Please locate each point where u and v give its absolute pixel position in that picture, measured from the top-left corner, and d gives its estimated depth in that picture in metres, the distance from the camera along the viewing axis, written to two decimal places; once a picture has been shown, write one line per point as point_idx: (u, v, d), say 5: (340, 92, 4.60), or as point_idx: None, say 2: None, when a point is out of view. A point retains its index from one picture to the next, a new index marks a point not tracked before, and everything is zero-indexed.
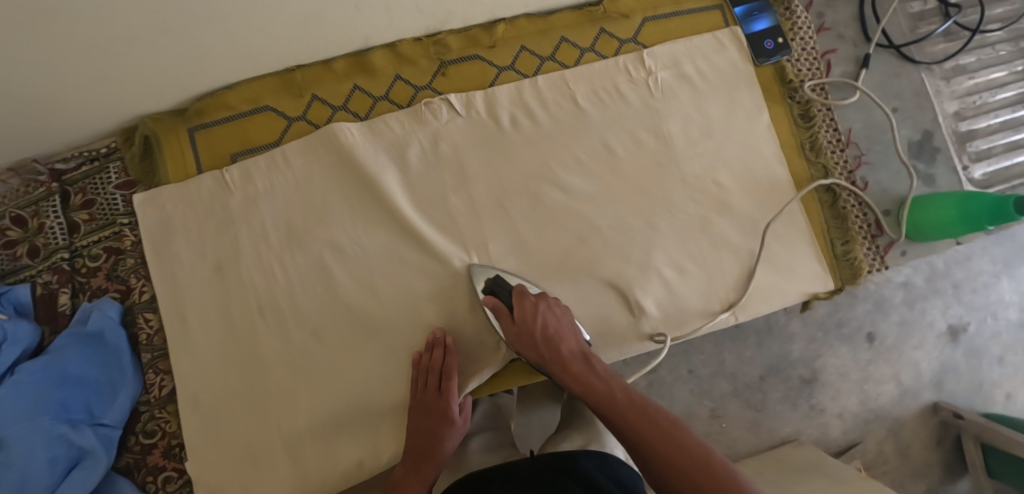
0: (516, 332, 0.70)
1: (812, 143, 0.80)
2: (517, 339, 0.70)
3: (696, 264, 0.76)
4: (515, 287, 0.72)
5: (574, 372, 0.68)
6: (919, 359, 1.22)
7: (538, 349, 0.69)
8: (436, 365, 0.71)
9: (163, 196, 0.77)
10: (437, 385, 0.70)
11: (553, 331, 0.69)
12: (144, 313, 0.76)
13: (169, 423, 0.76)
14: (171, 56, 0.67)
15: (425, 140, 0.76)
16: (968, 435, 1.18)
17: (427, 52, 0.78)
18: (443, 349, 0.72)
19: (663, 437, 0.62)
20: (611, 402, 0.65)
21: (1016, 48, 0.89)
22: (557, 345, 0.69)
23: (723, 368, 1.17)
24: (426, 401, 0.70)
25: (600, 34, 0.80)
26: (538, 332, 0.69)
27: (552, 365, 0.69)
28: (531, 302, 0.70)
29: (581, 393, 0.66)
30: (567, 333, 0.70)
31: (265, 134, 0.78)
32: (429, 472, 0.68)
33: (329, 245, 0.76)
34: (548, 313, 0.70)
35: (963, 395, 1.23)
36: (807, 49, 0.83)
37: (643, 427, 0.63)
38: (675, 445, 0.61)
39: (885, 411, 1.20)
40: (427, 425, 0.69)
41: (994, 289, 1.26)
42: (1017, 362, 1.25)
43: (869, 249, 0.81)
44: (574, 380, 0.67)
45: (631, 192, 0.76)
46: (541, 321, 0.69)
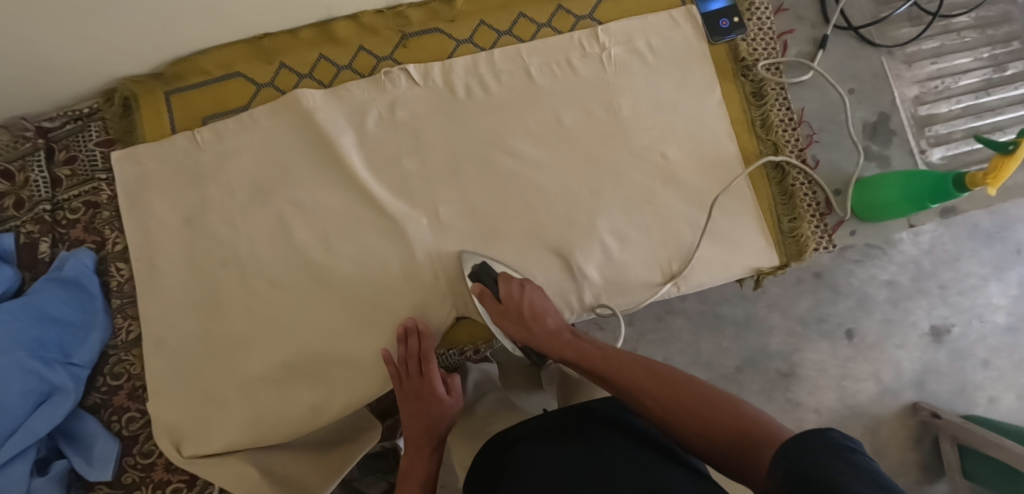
0: (503, 310, 0.73)
1: (762, 121, 0.82)
2: (505, 317, 0.73)
3: (639, 234, 0.78)
4: (499, 272, 0.75)
5: (565, 344, 0.70)
6: (901, 359, 1.22)
7: (527, 324, 0.72)
8: (414, 353, 0.73)
9: (140, 153, 0.81)
10: (419, 370, 0.73)
11: (539, 307, 0.72)
12: (117, 262, 0.81)
13: (134, 365, 0.81)
14: (145, 24, 0.72)
15: (382, 107, 0.80)
16: (946, 435, 1.17)
17: (388, 24, 0.82)
18: (419, 335, 0.75)
19: (658, 383, 0.61)
20: (604, 361, 0.66)
21: (982, 35, 0.89)
22: (545, 319, 0.72)
23: (699, 357, 1.21)
24: (417, 389, 0.73)
25: (557, 10, 0.83)
26: (526, 308, 0.72)
27: (541, 337, 0.71)
28: (517, 283, 0.73)
29: (577, 361, 0.69)
30: (552, 311, 0.73)
31: (235, 98, 0.83)
32: (432, 457, 0.72)
33: (290, 202, 0.79)
34: (533, 291, 0.73)
35: (945, 397, 1.22)
36: (764, 30, 0.84)
37: (636, 377, 0.63)
38: (671, 389, 0.60)
39: (862, 409, 1.21)
40: (420, 409, 0.72)
41: (983, 291, 1.24)
42: (1003, 367, 1.24)
43: (817, 227, 0.82)
44: (569, 351, 0.69)
45: (580, 160, 0.79)
46: (527, 299, 0.72)
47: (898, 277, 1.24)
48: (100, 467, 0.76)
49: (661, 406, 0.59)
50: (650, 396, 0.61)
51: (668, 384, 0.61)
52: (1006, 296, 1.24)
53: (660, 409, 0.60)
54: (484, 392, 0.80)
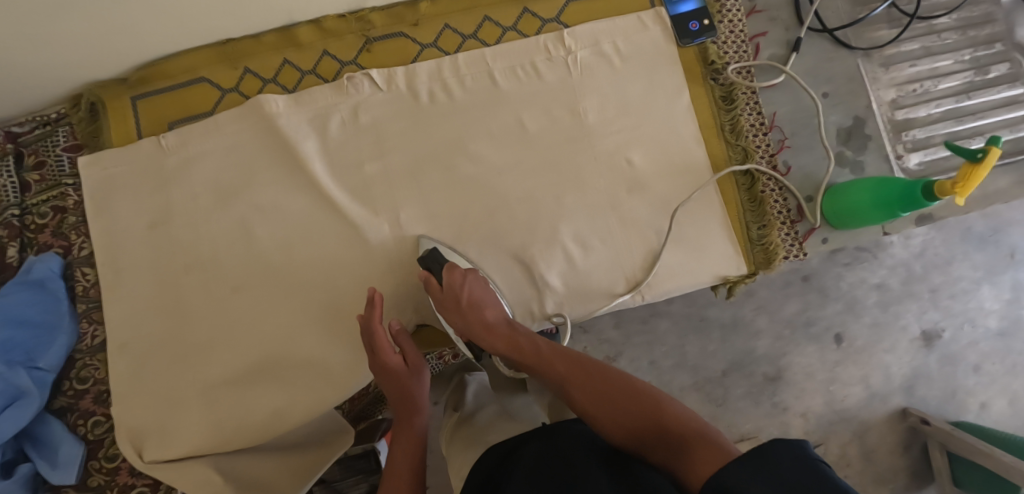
0: (442, 298, 0.71)
1: (732, 126, 0.81)
2: (443, 305, 0.71)
3: (601, 239, 0.78)
4: (446, 261, 0.73)
5: (501, 338, 0.68)
6: (890, 363, 1.19)
7: (465, 316, 0.69)
8: (366, 323, 0.71)
9: (105, 157, 0.81)
10: (370, 345, 0.72)
11: (478, 298, 0.70)
12: (82, 268, 0.82)
13: (99, 370, 0.81)
14: (106, 30, 0.71)
15: (346, 112, 0.80)
16: (935, 442, 1.14)
17: (352, 28, 0.81)
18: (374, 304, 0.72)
19: (592, 378, 0.63)
20: (538, 354, 0.67)
21: (963, 36, 0.87)
22: (481, 312, 0.69)
23: (684, 361, 1.17)
24: (381, 362, 0.72)
25: (523, 13, 0.82)
26: (464, 298, 0.70)
27: (475, 327, 0.69)
28: (459, 272, 0.71)
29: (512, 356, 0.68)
30: (491, 302, 0.71)
31: (200, 103, 0.82)
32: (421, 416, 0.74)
33: (251, 208, 0.79)
34: (472, 282, 0.71)
35: (935, 402, 1.19)
36: (735, 32, 0.83)
37: (571, 372, 0.64)
38: (604, 385, 0.62)
39: (850, 414, 1.18)
40: (391, 383, 0.73)
41: (974, 295, 1.21)
42: (994, 372, 1.21)
43: (787, 234, 0.81)
44: (504, 344, 0.68)
45: (542, 165, 0.79)
46: (466, 290, 0.70)
47: (888, 280, 1.20)
48: (64, 471, 0.76)
49: (594, 401, 0.61)
50: (583, 392, 0.62)
51: (601, 379, 0.63)
52: (998, 301, 1.21)
53: (591, 403, 0.61)
54: (484, 402, 0.86)
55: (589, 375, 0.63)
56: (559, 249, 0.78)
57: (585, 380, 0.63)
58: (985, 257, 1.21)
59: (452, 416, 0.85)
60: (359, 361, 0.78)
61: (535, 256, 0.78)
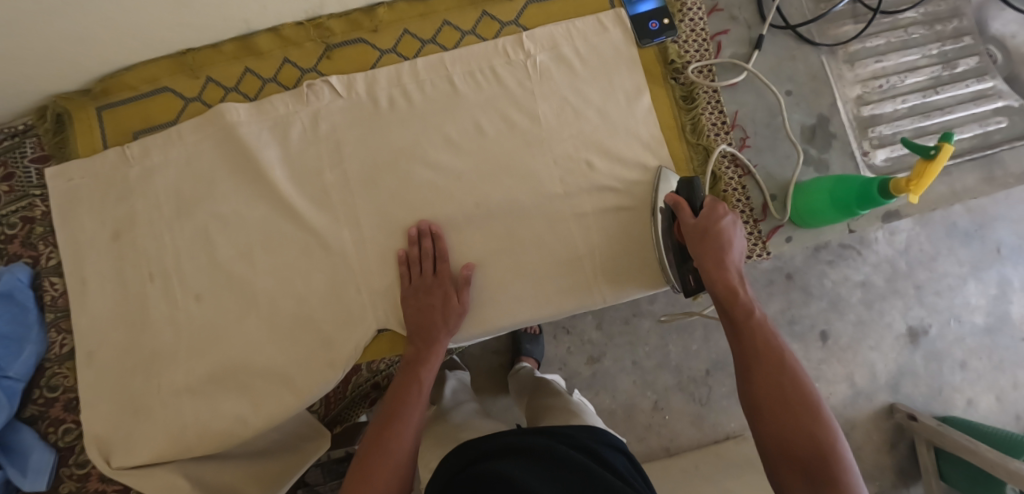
0: (693, 226, 0.69)
1: (693, 125, 0.80)
2: (692, 228, 0.69)
3: (562, 243, 0.78)
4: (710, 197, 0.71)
5: (729, 276, 0.66)
6: (875, 361, 1.18)
7: (705, 248, 0.67)
8: (429, 252, 0.76)
9: (72, 169, 0.82)
10: (432, 268, 0.76)
11: (726, 237, 0.68)
12: (51, 277, 0.83)
13: (68, 378, 0.82)
14: (64, 44, 0.73)
15: (306, 119, 0.80)
16: (922, 439, 1.13)
17: (311, 35, 0.82)
18: (433, 236, 0.77)
19: (780, 368, 0.59)
20: (745, 315, 0.63)
21: (929, 31, 0.86)
22: (724, 248, 0.67)
23: (668, 361, 1.15)
24: (440, 287, 0.75)
25: (482, 17, 0.82)
26: (718, 231, 0.67)
27: (711, 257, 0.66)
28: (721, 208, 0.69)
29: (724, 299, 0.65)
30: (738, 248, 0.68)
31: (163, 113, 0.83)
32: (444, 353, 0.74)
33: (213, 215, 0.80)
34: (732, 222, 0.69)
35: (921, 399, 1.18)
36: (695, 31, 0.83)
37: (767, 353, 0.60)
38: (789, 382, 0.59)
39: (836, 412, 1.17)
40: (433, 304, 0.75)
41: (960, 291, 1.19)
42: (981, 368, 1.20)
43: (750, 234, 0.80)
44: (724, 287, 0.65)
45: (500, 169, 0.79)
46: (722, 225, 0.68)
47: (872, 277, 1.18)
48: (35, 478, 0.77)
49: (767, 395, 0.58)
50: (766, 379, 0.59)
51: (783, 376, 0.59)
52: (985, 296, 1.20)
53: (765, 389, 0.59)
54: (461, 401, 0.87)
55: (781, 369, 0.59)
56: (522, 252, 0.78)
57: (775, 370, 0.59)
58: (970, 252, 1.19)
59: (428, 410, 0.87)
60: (319, 366, 0.78)
61: (497, 260, 0.78)
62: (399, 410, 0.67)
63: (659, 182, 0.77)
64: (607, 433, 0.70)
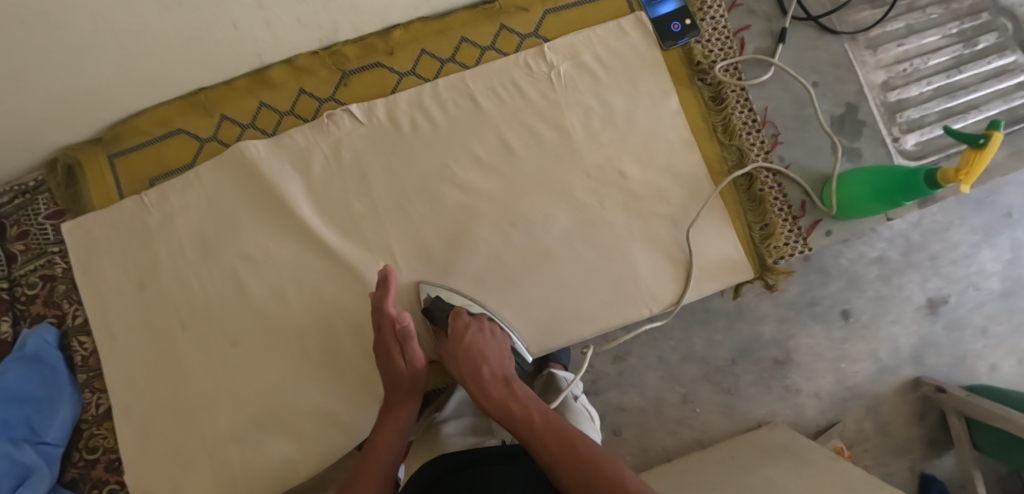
0: (445, 349, 0.71)
1: (724, 126, 0.79)
2: (448, 358, 0.70)
3: (598, 254, 0.77)
4: (452, 307, 0.72)
5: (495, 392, 0.65)
6: (897, 335, 1.16)
7: (462, 368, 0.67)
8: (378, 305, 0.71)
9: (88, 221, 0.79)
10: (376, 326, 0.71)
11: (476, 350, 0.68)
12: (79, 336, 0.80)
13: (108, 439, 0.79)
14: (71, 91, 0.69)
15: (327, 149, 0.78)
16: (951, 409, 1.11)
17: (325, 63, 0.79)
18: (387, 284, 0.70)
19: (585, 465, 0.57)
20: (528, 429, 0.61)
21: (946, 10, 0.86)
22: (475, 364, 0.67)
23: (692, 353, 1.15)
24: (381, 348, 0.70)
25: (500, 30, 0.80)
26: (467, 347, 0.69)
27: (469, 382, 0.66)
28: (463, 318, 0.71)
29: (504, 424, 0.63)
30: (494, 354, 0.69)
31: (177, 156, 0.80)
32: (411, 406, 0.70)
33: (240, 256, 0.78)
34: (475, 332, 0.70)
35: (946, 369, 1.16)
36: (718, 29, 0.82)
37: (562, 453, 0.58)
38: (597, 480, 0.56)
39: (863, 389, 1.15)
40: (381, 363, 0.71)
41: (974, 259, 1.16)
42: (1002, 333, 1.17)
43: (791, 231, 0.80)
44: (496, 408, 0.63)
45: (531, 183, 0.78)
46: (466, 340, 0.69)
47: (888, 252, 1.16)
48: None
49: None
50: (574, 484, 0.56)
51: (589, 461, 0.57)
52: (999, 262, 1.17)
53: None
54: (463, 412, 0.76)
55: (586, 466, 0.57)
56: (559, 268, 0.77)
57: (580, 475, 0.56)
58: (981, 219, 1.17)
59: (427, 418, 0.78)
60: (368, 401, 0.76)
61: (538, 277, 0.77)
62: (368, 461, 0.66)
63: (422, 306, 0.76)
64: None
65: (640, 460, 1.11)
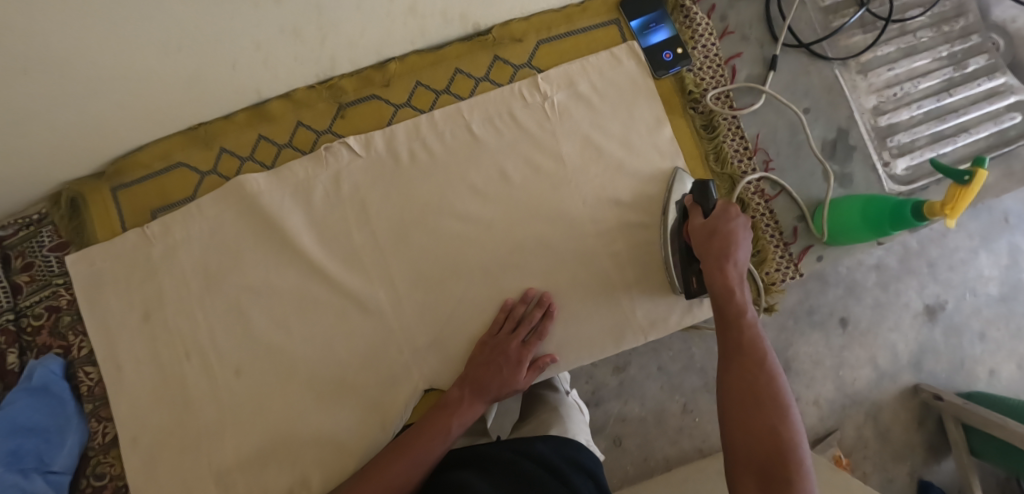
0: (700, 225, 0.67)
1: (716, 154, 0.81)
2: (701, 230, 0.66)
3: (594, 281, 0.78)
4: (722, 200, 0.68)
5: (729, 277, 0.63)
6: (896, 341, 1.15)
7: (710, 248, 0.64)
8: (531, 323, 0.75)
9: (93, 253, 0.81)
10: (523, 336, 0.74)
11: (735, 240, 0.64)
12: (84, 367, 0.82)
13: (114, 466, 0.81)
14: (73, 130, 0.70)
15: (327, 181, 0.79)
16: (949, 415, 1.11)
17: (323, 96, 0.80)
18: (547, 314, 0.76)
19: (760, 369, 0.59)
20: (737, 316, 0.62)
21: (937, 33, 0.87)
22: (729, 248, 0.63)
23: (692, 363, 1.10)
24: (514, 353, 0.73)
25: (494, 60, 0.81)
26: (723, 233, 0.64)
27: (712, 257, 0.64)
28: (735, 211, 0.66)
29: (718, 299, 0.63)
30: (747, 250, 0.64)
31: (179, 189, 0.81)
32: (478, 407, 0.72)
33: (244, 287, 0.79)
34: (743, 227, 0.65)
35: (944, 376, 1.16)
36: (710, 56, 0.82)
37: (749, 350, 0.60)
38: (763, 388, 0.57)
39: (862, 396, 1.14)
40: (498, 363, 0.73)
41: (972, 264, 1.16)
42: (1000, 338, 1.17)
43: (782, 257, 0.80)
44: (721, 283, 0.63)
45: (528, 212, 0.79)
46: (729, 227, 0.65)
47: (885, 259, 1.16)
48: None
49: (738, 397, 0.57)
50: (741, 382, 0.58)
51: (760, 368, 0.59)
52: (997, 267, 1.17)
53: (739, 389, 0.58)
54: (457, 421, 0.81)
55: (757, 371, 0.59)
56: (556, 295, 0.78)
57: (749, 376, 0.58)
58: (979, 224, 1.17)
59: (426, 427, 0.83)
60: (370, 429, 0.77)
61: None
62: (429, 433, 0.69)
63: (675, 184, 0.77)
64: (586, 452, 0.68)
65: (641, 470, 1.08)
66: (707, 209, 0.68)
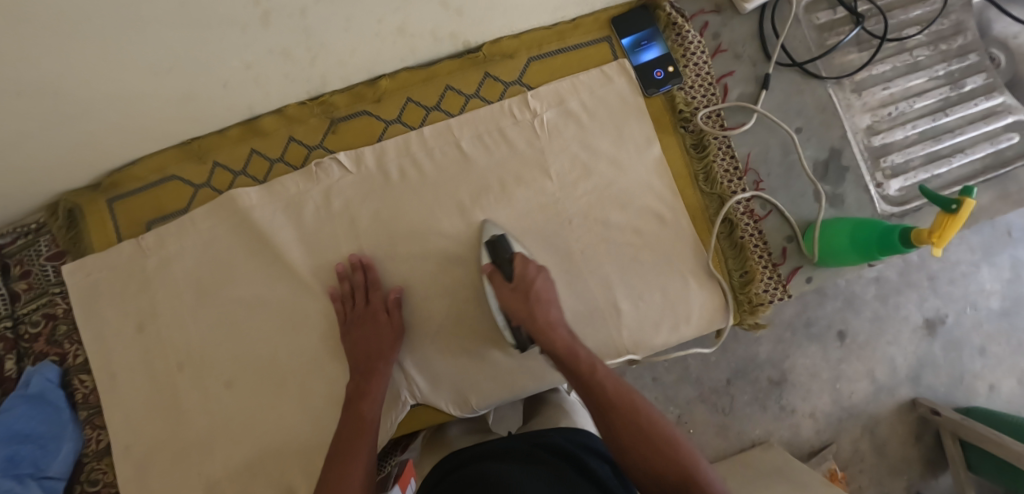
0: (510, 289, 0.71)
1: (705, 174, 0.81)
2: (509, 296, 0.71)
3: (580, 301, 0.78)
4: (517, 254, 0.73)
5: (563, 335, 0.69)
6: (894, 355, 1.11)
7: (531, 310, 0.69)
8: (361, 284, 0.77)
9: (89, 263, 0.82)
10: (363, 298, 0.77)
11: (543, 295, 0.71)
12: (80, 375, 0.83)
13: (107, 473, 0.82)
14: (68, 147, 0.71)
15: (318, 197, 0.80)
16: (947, 430, 1.07)
17: (314, 112, 0.81)
18: (369, 267, 0.78)
19: (637, 411, 0.63)
20: (589, 372, 0.66)
21: (935, 52, 0.86)
22: (547, 310, 0.70)
23: (687, 375, 1.09)
24: (369, 315, 0.75)
25: (485, 78, 0.82)
26: (533, 291, 0.70)
27: (540, 320, 0.69)
28: (533, 265, 0.72)
29: (563, 364, 0.67)
30: (553, 299, 0.72)
31: (174, 201, 0.82)
32: (380, 376, 0.73)
33: (235, 300, 0.80)
34: (545, 279, 0.72)
35: (943, 390, 1.12)
36: (701, 75, 0.82)
37: (618, 398, 0.64)
38: (648, 426, 0.62)
39: (859, 409, 1.10)
40: (363, 333, 0.75)
41: (973, 278, 1.13)
42: (1001, 353, 1.13)
43: (770, 278, 0.80)
44: (562, 349, 0.68)
45: (516, 229, 0.79)
46: (535, 284, 0.71)
47: (884, 272, 1.13)
48: None
49: (630, 442, 0.61)
50: (626, 434, 0.62)
51: (638, 411, 0.63)
52: (998, 281, 1.14)
53: (630, 437, 0.61)
54: (443, 429, 0.82)
55: (635, 411, 0.63)
56: None
57: (631, 420, 0.62)
58: (981, 237, 1.14)
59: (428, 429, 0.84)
60: None
61: None
62: (356, 430, 0.70)
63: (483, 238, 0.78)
64: (596, 440, 0.69)
65: None
66: (507, 270, 0.73)
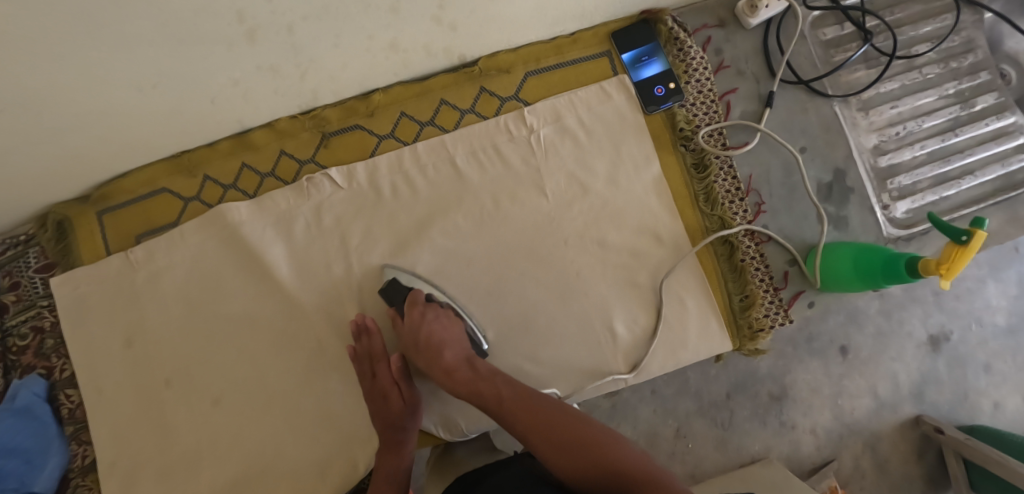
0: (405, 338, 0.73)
1: (706, 195, 0.78)
2: (406, 343, 0.72)
3: (573, 322, 0.76)
4: (409, 293, 0.73)
5: (463, 376, 0.69)
6: (899, 371, 1.07)
7: (425, 360, 0.71)
8: (366, 352, 0.75)
9: (76, 277, 0.80)
10: (371, 370, 0.75)
11: (436, 339, 0.71)
12: (66, 390, 0.82)
13: (91, 490, 0.81)
14: (52, 160, 0.70)
15: (309, 213, 0.78)
16: (949, 449, 1.04)
17: (306, 126, 0.79)
18: (372, 333, 0.76)
19: (557, 423, 0.63)
20: (498, 403, 0.67)
21: (945, 70, 0.83)
22: (442, 352, 0.70)
23: (687, 387, 1.04)
24: (377, 389, 0.74)
25: (480, 93, 0.80)
26: (422, 338, 0.71)
27: (436, 369, 0.70)
28: (418, 309, 0.72)
29: (471, 401, 0.68)
30: (452, 338, 0.72)
31: (163, 215, 0.81)
32: (401, 446, 0.72)
33: (223, 317, 0.79)
34: (433, 321, 0.72)
35: (947, 408, 1.08)
36: (703, 92, 0.80)
37: (532, 417, 0.64)
38: (568, 432, 0.62)
39: (860, 426, 1.07)
40: (376, 406, 0.73)
41: (979, 294, 1.11)
42: (1006, 370, 1.10)
43: (771, 302, 0.78)
44: (464, 388, 0.69)
45: (509, 247, 0.77)
46: (423, 330, 0.71)
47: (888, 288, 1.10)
48: None
49: (553, 452, 0.61)
50: (548, 450, 0.61)
51: (560, 423, 0.64)
52: (1004, 297, 1.11)
53: (551, 450, 0.61)
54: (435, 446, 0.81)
55: (554, 425, 0.63)
56: (534, 333, 0.76)
57: (551, 433, 0.62)
58: (987, 253, 1.11)
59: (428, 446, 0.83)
60: (343, 465, 0.77)
61: (513, 342, 0.76)
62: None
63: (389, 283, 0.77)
64: None
65: None
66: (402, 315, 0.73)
